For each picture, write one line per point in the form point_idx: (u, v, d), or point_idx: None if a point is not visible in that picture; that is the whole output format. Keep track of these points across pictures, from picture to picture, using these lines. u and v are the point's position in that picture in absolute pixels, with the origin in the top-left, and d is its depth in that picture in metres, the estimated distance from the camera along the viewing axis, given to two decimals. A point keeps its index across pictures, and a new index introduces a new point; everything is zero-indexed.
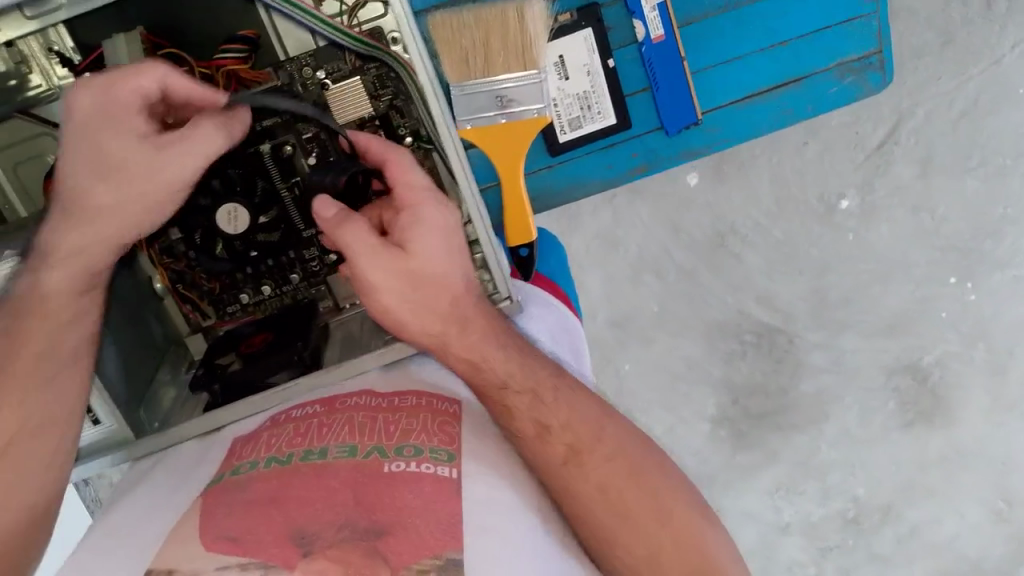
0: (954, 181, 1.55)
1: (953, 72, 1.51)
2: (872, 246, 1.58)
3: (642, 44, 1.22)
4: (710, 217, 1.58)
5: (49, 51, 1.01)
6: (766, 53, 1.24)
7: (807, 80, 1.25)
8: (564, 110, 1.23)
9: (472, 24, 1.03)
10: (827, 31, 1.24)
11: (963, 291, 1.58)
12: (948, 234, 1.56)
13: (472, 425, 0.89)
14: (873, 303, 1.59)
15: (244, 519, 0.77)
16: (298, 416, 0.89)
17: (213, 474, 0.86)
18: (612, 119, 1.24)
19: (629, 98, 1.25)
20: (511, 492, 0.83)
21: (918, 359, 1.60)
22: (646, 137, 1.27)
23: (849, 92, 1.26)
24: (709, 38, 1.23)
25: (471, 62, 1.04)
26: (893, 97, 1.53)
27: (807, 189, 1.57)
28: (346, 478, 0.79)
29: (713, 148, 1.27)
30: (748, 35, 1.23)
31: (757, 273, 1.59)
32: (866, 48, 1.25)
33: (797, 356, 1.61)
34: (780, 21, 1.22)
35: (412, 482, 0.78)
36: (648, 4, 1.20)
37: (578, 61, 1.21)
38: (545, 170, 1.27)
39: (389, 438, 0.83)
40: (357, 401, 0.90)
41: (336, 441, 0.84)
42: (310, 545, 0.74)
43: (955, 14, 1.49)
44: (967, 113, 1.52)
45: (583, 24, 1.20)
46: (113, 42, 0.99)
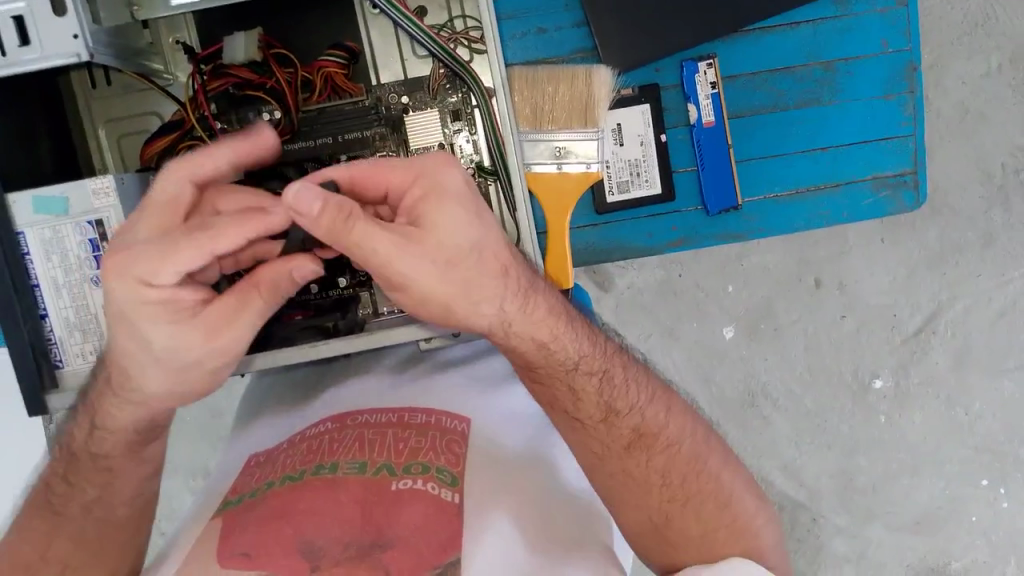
0: (990, 380, 1.43)
1: (994, 272, 1.40)
2: (904, 434, 1.44)
3: (693, 126, 1.15)
4: (741, 374, 1.43)
5: (173, 40, 0.94)
6: (808, 155, 1.16)
7: (845, 185, 1.16)
8: (613, 173, 1.15)
9: (547, 80, 1.06)
10: (870, 145, 1.16)
11: (996, 495, 1.45)
12: (983, 434, 1.44)
13: (488, 447, 0.78)
14: (902, 497, 1.45)
15: (258, 533, 0.66)
16: (310, 435, 0.79)
17: (228, 497, 0.74)
18: (659, 190, 1.15)
19: (677, 174, 1.16)
20: (527, 531, 0.73)
21: (944, 564, 1.46)
22: (687, 215, 1.17)
23: (884, 206, 1.16)
24: (755, 131, 1.16)
25: (538, 113, 1.06)
26: (933, 285, 1.41)
27: (842, 362, 1.43)
28: (355, 494, 0.69)
29: (750, 238, 1.16)
30: (790, 135, 1.16)
31: (785, 441, 1.44)
32: (901, 166, 1.16)
33: (819, 540, 1.46)
34: (824, 125, 1.15)
35: (418, 501, 0.69)
36: (704, 91, 1.13)
37: (634, 130, 1.14)
38: (590, 227, 1.16)
39: (399, 456, 0.74)
40: (369, 417, 0.80)
41: (345, 456, 0.74)
42: (318, 559, 0.64)
43: (996, 216, 1.39)
44: (1005, 312, 1.41)
45: (643, 100, 1.14)
46: (232, 39, 0.90)
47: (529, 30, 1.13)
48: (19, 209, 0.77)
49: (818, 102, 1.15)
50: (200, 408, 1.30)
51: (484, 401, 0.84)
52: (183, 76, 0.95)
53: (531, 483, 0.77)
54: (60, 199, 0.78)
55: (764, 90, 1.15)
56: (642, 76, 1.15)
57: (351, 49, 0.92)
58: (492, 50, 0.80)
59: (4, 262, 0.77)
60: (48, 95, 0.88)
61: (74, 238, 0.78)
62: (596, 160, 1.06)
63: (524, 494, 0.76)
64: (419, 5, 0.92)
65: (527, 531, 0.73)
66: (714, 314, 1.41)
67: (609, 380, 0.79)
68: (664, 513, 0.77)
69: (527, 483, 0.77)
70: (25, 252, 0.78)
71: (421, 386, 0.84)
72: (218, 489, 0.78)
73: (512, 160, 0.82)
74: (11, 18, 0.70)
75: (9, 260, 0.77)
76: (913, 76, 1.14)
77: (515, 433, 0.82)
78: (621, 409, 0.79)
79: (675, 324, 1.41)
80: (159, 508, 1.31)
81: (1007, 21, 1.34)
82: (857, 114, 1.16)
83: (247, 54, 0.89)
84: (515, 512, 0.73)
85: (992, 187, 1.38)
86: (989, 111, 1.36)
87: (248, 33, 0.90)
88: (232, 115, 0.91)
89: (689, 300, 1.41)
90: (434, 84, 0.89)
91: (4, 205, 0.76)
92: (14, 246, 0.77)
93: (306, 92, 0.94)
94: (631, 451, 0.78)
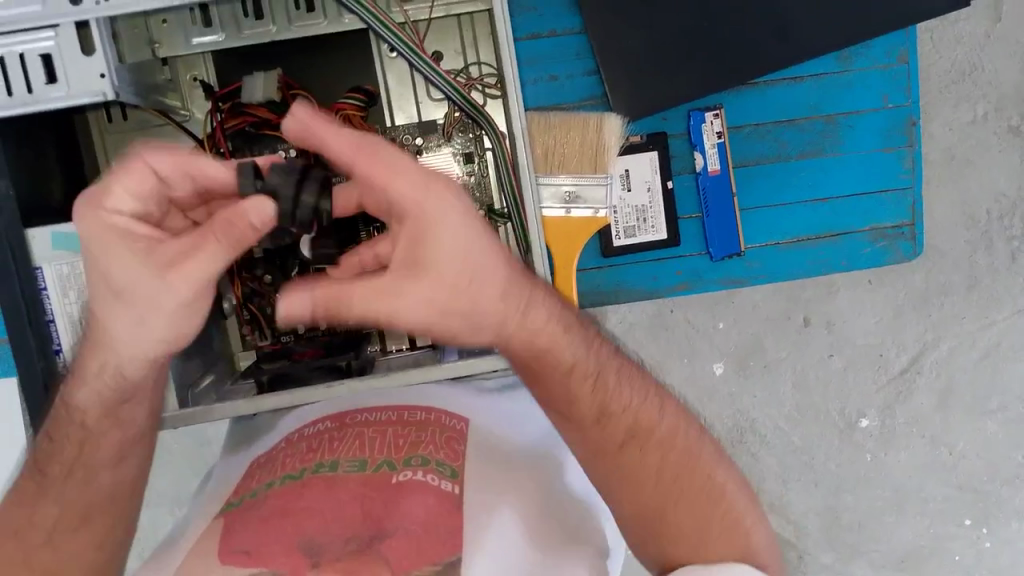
0: (974, 421, 1.45)
1: (977, 314, 1.43)
2: (889, 472, 1.46)
3: (699, 173, 1.17)
4: (730, 409, 1.44)
5: (191, 79, 0.96)
6: (808, 205, 1.18)
7: (845, 236, 1.19)
8: (620, 219, 1.16)
9: (557, 125, 1.08)
10: (868, 195, 1.19)
11: (979, 535, 1.47)
12: (966, 472, 1.46)
13: (489, 447, 0.77)
14: (887, 535, 1.47)
15: (257, 532, 0.64)
16: (310, 433, 0.77)
17: (230, 499, 0.71)
18: (664, 236, 1.17)
19: (682, 221, 1.18)
20: (530, 532, 0.70)
21: None
22: (691, 259, 1.19)
23: (884, 256, 1.19)
24: (757, 180, 1.18)
25: (549, 155, 1.08)
26: (916, 326, 1.43)
27: (829, 400, 1.45)
28: (354, 492, 0.68)
29: (752, 284, 1.18)
30: (794, 183, 1.18)
31: (772, 477, 1.46)
32: (899, 217, 1.19)
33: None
34: (826, 176, 1.18)
35: (419, 493, 0.68)
36: (710, 140, 1.16)
37: (641, 176, 1.16)
38: (594, 270, 1.18)
39: (398, 452, 0.73)
40: (369, 415, 0.79)
41: (344, 454, 0.73)
42: (319, 552, 0.62)
43: (981, 260, 1.42)
44: (988, 353, 1.44)
45: (651, 147, 1.16)
46: (253, 78, 0.91)
47: (542, 77, 1.15)
48: (37, 243, 0.81)
49: (820, 153, 1.18)
50: (188, 436, 1.29)
51: (485, 404, 0.83)
52: (199, 113, 0.96)
53: (532, 480, 0.76)
54: (78, 235, 0.81)
55: (768, 140, 1.18)
56: (650, 125, 1.17)
57: (369, 92, 0.95)
58: (511, 91, 0.82)
59: (21, 297, 0.80)
60: (62, 127, 0.90)
61: None
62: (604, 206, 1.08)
63: (526, 496, 0.73)
64: (435, 49, 0.96)
65: (527, 529, 0.70)
66: (704, 350, 1.42)
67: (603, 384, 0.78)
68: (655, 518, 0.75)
69: (531, 483, 0.76)
70: (43, 288, 0.82)
71: (422, 392, 0.83)
72: (221, 489, 0.76)
73: (529, 214, 0.84)
74: (38, 56, 0.71)
75: (27, 296, 0.80)
76: (912, 129, 1.18)
77: (511, 430, 0.81)
78: (606, 413, 0.77)
79: (665, 359, 1.42)
80: (142, 534, 1.30)
81: (993, 71, 1.37)
82: (856, 166, 1.18)
83: (266, 94, 0.90)
84: (518, 507, 0.71)
85: (977, 232, 1.41)
86: (973, 157, 1.39)
87: (267, 74, 0.91)
88: (248, 153, 0.94)
89: (679, 336, 1.42)
90: (448, 127, 0.91)
91: (24, 239, 0.81)
92: (32, 281, 0.81)
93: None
94: (622, 462, 0.77)
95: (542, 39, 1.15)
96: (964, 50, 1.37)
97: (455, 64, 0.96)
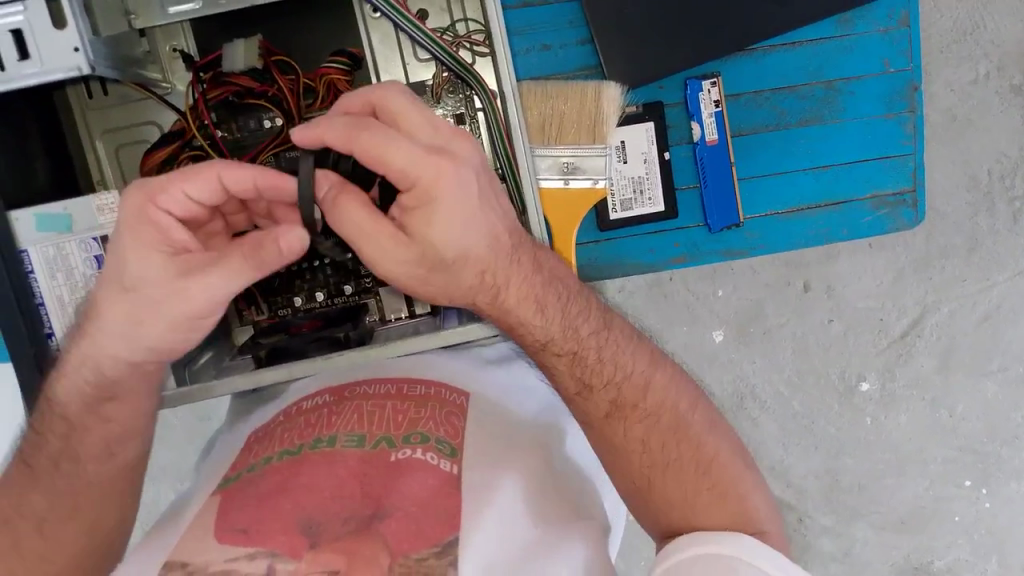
0: (974, 382, 1.45)
1: (978, 275, 1.42)
2: (889, 435, 1.46)
3: (696, 144, 1.15)
4: (730, 376, 1.44)
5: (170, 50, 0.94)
6: (809, 174, 1.16)
7: (845, 205, 1.17)
8: (616, 191, 1.15)
9: (555, 96, 1.06)
10: (869, 162, 1.17)
11: (978, 495, 1.48)
12: (966, 434, 1.46)
13: (491, 423, 0.76)
14: (887, 497, 1.47)
15: (259, 510, 0.63)
16: (308, 408, 0.76)
17: (227, 473, 0.71)
18: (662, 208, 1.15)
19: (679, 192, 1.17)
20: (530, 506, 0.70)
21: (928, 561, 1.49)
22: (690, 231, 1.18)
23: (884, 224, 1.17)
24: (757, 150, 1.16)
25: (547, 126, 1.06)
26: (917, 289, 1.42)
27: (829, 364, 1.45)
28: (354, 469, 0.67)
29: (751, 255, 1.17)
30: (793, 152, 1.16)
31: (772, 442, 1.46)
32: (901, 184, 1.17)
33: (806, 539, 1.48)
34: (826, 143, 1.16)
35: (419, 471, 0.68)
36: (708, 109, 1.13)
37: (637, 148, 1.14)
38: (592, 244, 1.17)
39: (397, 428, 0.72)
40: (368, 387, 0.78)
41: (343, 428, 0.72)
42: (318, 532, 0.61)
43: (982, 221, 1.40)
44: (989, 315, 1.43)
45: (648, 118, 1.13)
46: (232, 47, 0.89)
47: (535, 47, 1.13)
48: (21, 226, 0.81)
49: (819, 121, 1.16)
50: (188, 412, 1.29)
51: (485, 376, 0.82)
52: (181, 85, 0.94)
53: (533, 454, 0.75)
54: (63, 216, 0.82)
55: (767, 108, 1.16)
56: (646, 94, 1.15)
57: (353, 55, 0.93)
58: (499, 48, 0.82)
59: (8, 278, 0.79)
60: (43, 104, 0.89)
61: (76, 254, 0.82)
62: (603, 176, 1.06)
63: (526, 470, 0.73)
64: (420, 8, 0.94)
65: (528, 503, 0.70)
66: (703, 317, 1.42)
67: (587, 358, 0.78)
68: (646, 476, 0.76)
69: (531, 456, 0.75)
70: (29, 271, 0.82)
71: (424, 365, 0.82)
72: (220, 462, 0.75)
73: (525, 184, 0.86)
74: (9, 32, 0.70)
75: (14, 277, 0.80)
76: (914, 94, 1.16)
77: (512, 401, 0.81)
78: (594, 384, 0.78)
79: (665, 327, 1.42)
80: (146, 511, 1.31)
81: (995, 29, 1.35)
82: (857, 133, 1.17)
83: (247, 62, 0.88)
84: (519, 483, 0.71)
85: (978, 193, 1.39)
86: (974, 118, 1.37)
87: (246, 42, 0.89)
88: (233, 124, 0.93)
89: (679, 303, 1.42)
90: (437, 88, 0.90)
91: (7, 222, 0.80)
92: (18, 265, 0.81)
93: (309, 98, 0.94)
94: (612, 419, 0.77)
95: (534, 7, 1.12)
96: (966, 9, 1.35)
97: (440, 23, 0.94)
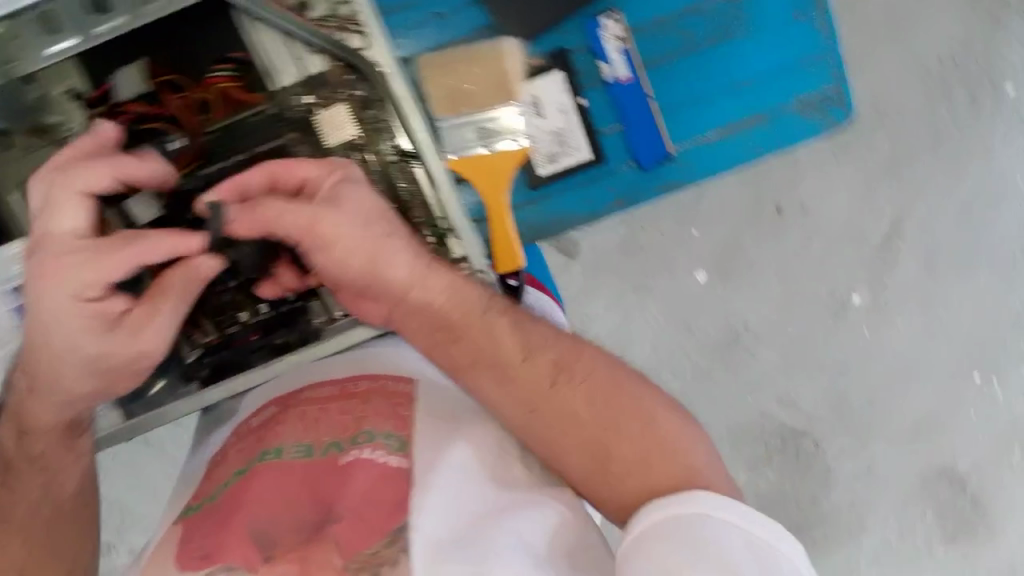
0: (966, 274, 1.43)
1: (949, 166, 1.40)
2: (889, 342, 1.45)
3: (610, 84, 1.19)
4: (721, 314, 1.44)
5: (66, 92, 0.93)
6: (728, 92, 1.21)
7: (772, 115, 1.21)
8: (541, 147, 1.20)
9: (461, 63, 1.04)
10: (787, 68, 1.20)
11: (991, 387, 1.44)
12: (967, 328, 1.44)
13: (439, 410, 0.83)
14: (898, 405, 1.45)
15: (226, 528, 0.72)
16: (257, 424, 0.85)
17: (192, 502, 0.81)
18: (588, 155, 1.21)
19: (602, 135, 1.22)
20: (467, 482, 0.75)
21: (952, 463, 1.45)
22: (622, 173, 1.23)
23: (814, 128, 1.22)
24: (671, 78, 1.21)
25: (455, 95, 1.03)
26: (891, 192, 1.41)
27: (817, 284, 1.43)
28: (312, 477, 0.77)
29: (687, 184, 1.24)
30: (707, 74, 1.21)
31: (774, 372, 1.45)
32: (824, 84, 1.21)
33: (826, 463, 1.46)
34: (738, 59, 1.20)
35: (362, 470, 0.75)
36: (613, 46, 1.17)
37: (552, 99, 1.19)
38: (528, 205, 1.23)
39: (343, 432, 0.79)
40: (314, 394, 0.85)
41: (290, 438, 0.81)
42: (276, 542, 0.71)
43: (942, 110, 1.39)
44: (968, 204, 1.41)
45: (555, 67, 1.19)
46: (124, 74, 0.95)
47: (428, 18, 1.18)
48: None
49: (726, 36, 1.20)
50: None
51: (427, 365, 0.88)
52: (81, 124, 0.94)
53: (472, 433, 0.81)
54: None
55: (672, 35, 1.20)
56: (550, 44, 1.20)
57: (239, 58, 0.92)
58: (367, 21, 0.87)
59: None
60: None
61: None
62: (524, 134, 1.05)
63: (466, 447, 0.78)
64: None
65: (467, 483, 0.75)
66: (681, 260, 1.43)
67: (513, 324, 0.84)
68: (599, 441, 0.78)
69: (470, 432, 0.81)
70: None
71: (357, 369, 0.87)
72: (186, 486, 0.86)
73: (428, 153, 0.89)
74: None
75: None
76: None
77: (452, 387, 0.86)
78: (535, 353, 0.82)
79: (647, 278, 1.43)
80: None
81: None
82: (766, 41, 1.20)
83: (139, 86, 0.95)
84: (459, 463, 0.76)
85: (934, 83, 1.38)
86: (913, 9, 1.37)
87: (139, 65, 0.95)
88: (139, 154, 0.91)
89: (655, 253, 1.43)
90: (334, 77, 0.87)
91: None
92: None
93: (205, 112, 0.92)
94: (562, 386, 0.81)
95: None
96: None
97: None
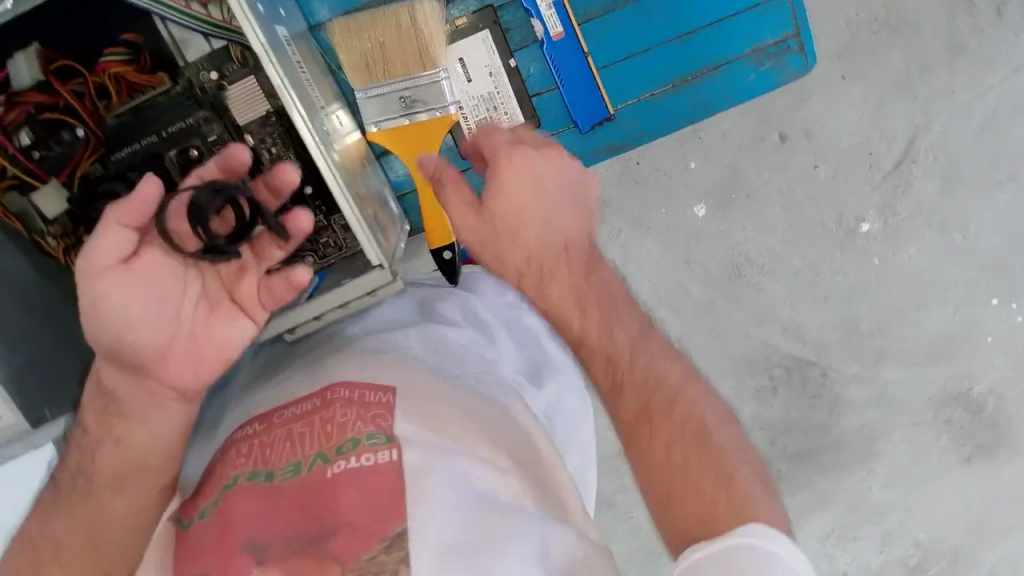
0: (984, 195, 1.34)
1: (967, 82, 1.31)
2: (902, 268, 1.36)
3: (543, 41, 1.15)
4: (722, 247, 1.37)
5: None
6: (673, 44, 1.17)
7: (724, 67, 1.18)
8: (471, 112, 1.16)
9: (367, 25, 1.03)
10: (738, 16, 1.16)
11: (1009, 311, 1.36)
12: (985, 251, 1.35)
13: (424, 411, 0.75)
14: (910, 332, 1.37)
15: (217, 548, 0.64)
16: (239, 439, 0.76)
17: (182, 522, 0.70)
18: (521, 119, 1.17)
19: (537, 98, 1.18)
20: (467, 492, 0.67)
21: (967, 388, 1.38)
22: (563, 136, 1.21)
23: (770, 79, 1.19)
24: (612, 29, 1.16)
25: (372, 64, 1.03)
26: (904, 111, 1.32)
27: (824, 213, 1.35)
28: (293, 489, 0.67)
29: (633, 144, 1.21)
30: (647, 24, 1.16)
31: (780, 304, 1.38)
32: (782, 32, 1.17)
33: (835, 392, 1.40)
34: (682, 9, 1.15)
35: (351, 479, 0.66)
36: (544, 2, 1.13)
37: (480, 61, 1.14)
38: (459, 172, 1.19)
39: (327, 440, 0.70)
40: (292, 410, 0.76)
41: (277, 458, 0.70)
42: (265, 555, 0.63)
43: (961, 22, 1.29)
44: (988, 122, 1.32)
45: (481, 26, 1.13)
46: (16, 63, 1.04)
47: None
48: None
49: None
50: None
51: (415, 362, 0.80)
52: None
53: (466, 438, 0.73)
54: None
55: None
56: (474, 1, 1.14)
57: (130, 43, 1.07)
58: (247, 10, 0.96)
59: None
60: None
61: None
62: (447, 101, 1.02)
63: (463, 456, 0.70)
64: None
65: (467, 497, 0.66)
66: (680, 194, 1.35)
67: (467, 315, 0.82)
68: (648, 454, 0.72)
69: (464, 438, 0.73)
70: None
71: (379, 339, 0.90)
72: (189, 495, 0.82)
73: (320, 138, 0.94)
74: None
75: None
76: None
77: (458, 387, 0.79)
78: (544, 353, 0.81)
79: (644, 214, 1.36)
80: None
81: None
82: None
83: (31, 72, 1.04)
84: (454, 472, 0.68)
85: None
86: None
87: (26, 53, 1.04)
88: (44, 140, 1.01)
89: (653, 187, 1.35)
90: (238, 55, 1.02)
91: None
92: None
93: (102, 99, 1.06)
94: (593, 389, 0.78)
95: None
96: None
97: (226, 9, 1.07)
